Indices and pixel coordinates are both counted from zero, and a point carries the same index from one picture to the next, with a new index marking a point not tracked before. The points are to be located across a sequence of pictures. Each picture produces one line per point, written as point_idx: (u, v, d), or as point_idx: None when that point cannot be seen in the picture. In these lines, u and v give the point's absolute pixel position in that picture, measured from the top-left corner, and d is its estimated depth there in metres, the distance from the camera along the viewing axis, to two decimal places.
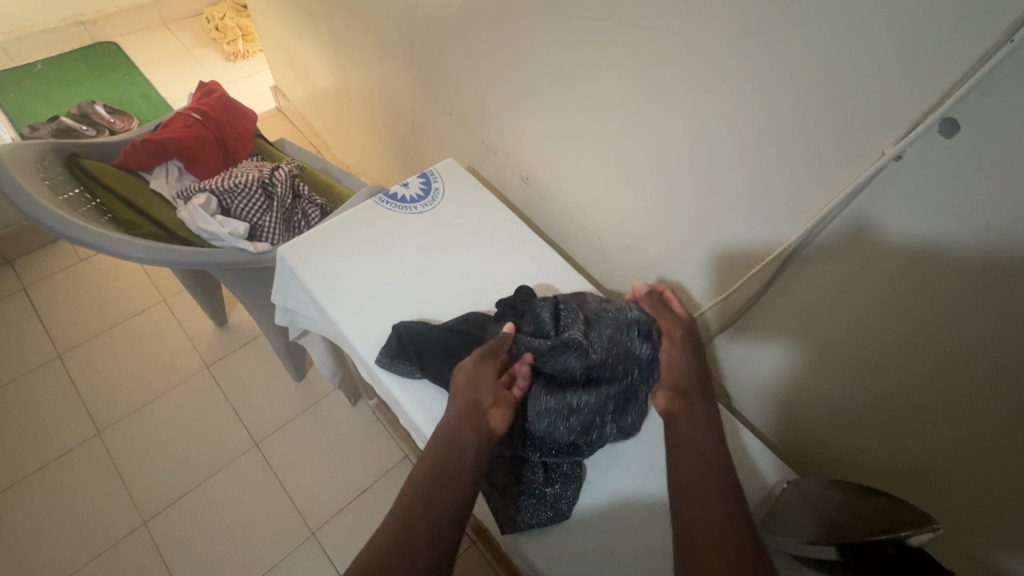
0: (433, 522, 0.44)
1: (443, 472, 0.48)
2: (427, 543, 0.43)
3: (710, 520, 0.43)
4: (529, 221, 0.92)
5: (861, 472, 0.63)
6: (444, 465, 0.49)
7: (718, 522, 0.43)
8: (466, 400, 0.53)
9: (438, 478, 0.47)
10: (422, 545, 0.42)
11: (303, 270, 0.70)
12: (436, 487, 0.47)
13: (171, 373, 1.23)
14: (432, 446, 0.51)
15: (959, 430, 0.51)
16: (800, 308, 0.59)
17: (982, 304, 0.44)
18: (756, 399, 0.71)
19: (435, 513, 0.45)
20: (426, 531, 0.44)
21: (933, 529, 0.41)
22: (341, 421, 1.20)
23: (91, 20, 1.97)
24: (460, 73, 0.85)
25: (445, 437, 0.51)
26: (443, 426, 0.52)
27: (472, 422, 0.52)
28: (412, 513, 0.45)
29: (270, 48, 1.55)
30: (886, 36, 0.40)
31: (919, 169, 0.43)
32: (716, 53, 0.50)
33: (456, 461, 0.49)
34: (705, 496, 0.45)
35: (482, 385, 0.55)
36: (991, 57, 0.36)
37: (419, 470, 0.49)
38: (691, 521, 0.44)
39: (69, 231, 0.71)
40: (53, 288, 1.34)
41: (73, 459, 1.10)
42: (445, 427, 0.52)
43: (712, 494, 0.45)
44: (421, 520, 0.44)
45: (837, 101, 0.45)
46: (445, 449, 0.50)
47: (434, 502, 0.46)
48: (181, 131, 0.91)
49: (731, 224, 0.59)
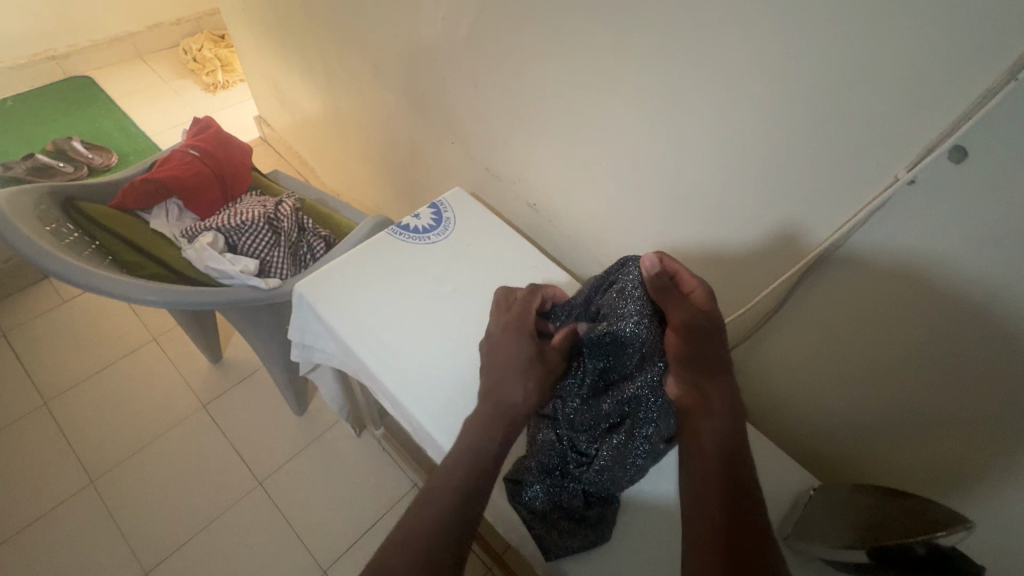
0: (464, 520, 0.45)
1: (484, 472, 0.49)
2: (457, 540, 0.44)
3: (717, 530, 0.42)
4: (535, 243, 0.94)
5: (879, 472, 0.66)
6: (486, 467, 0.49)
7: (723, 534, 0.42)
8: (530, 394, 0.53)
9: (476, 480, 0.48)
10: (452, 540, 0.44)
11: (323, 305, 0.69)
12: (473, 488, 0.47)
13: (166, 414, 1.19)
14: (472, 439, 0.51)
15: (981, 431, 0.54)
16: (818, 322, 0.61)
17: (997, 314, 0.47)
18: (774, 407, 0.74)
19: (469, 512, 0.46)
20: (457, 527, 0.45)
21: (967, 527, 0.42)
22: (346, 453, 1.18)
23: (64, 55, 1.93)
24: (464, 103, 0.87)
25: (491, 433, 0.51)
26: (491, 414, 0.52)
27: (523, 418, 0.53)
28: (449, 507, 0.46)
29: (256, 79, 1.55)
30: (892, 76, 0.42)
31: (931, 191, 0.45)
32: (726, 88, 0.53)
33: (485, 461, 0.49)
34: (711, 504, 0.44)
35: (543, 378, 0.54)
36: (995, 94, 0.39)
37: (458, 464, 0.49)
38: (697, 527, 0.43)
39: (77, 277, 0.70)
40: (35, 332, 1.28)
41: (65, 511, 1.05)
42: (494, 420, 0.52)
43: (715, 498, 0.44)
44: (455, 515, 0.45)
45: (849, 132, 0.47)
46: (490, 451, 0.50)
47: (464, 501, 0.46)
48: (179, 169, 0.90)
49: (744, 244, 0.62)
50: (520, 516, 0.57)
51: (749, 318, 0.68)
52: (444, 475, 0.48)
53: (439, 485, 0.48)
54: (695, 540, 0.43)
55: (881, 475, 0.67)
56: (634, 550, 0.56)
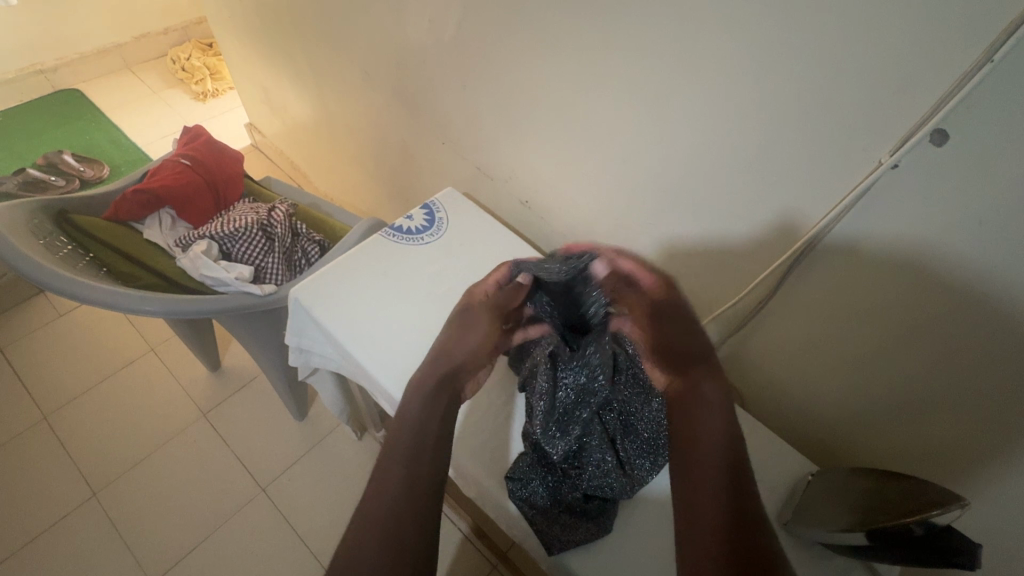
0: (412, 501, 0.46)
1: (421, 450, 0.50)
2: (423, 520, 0.45)
3: (709, 510, 0.44)
4: (528, 240, 0.95)
5: (879, 457, 0.67)
6: (418, 443, 0.50)
7: (714, 511, 0.44)
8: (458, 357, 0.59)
9: (414, 457, 0.49)
10: (408, 528, 0.44)
11: (319, 308, 0.70)
12: (411, 467, 0.48)
13: (166, 425, 1.19)
14: (406, 419, 0.53)
15: (978, 409, 0.54)
16: (814, 304, 0.61)
17: (987, 292, 0.47)
18: (769, 397, 0.76)
19: (420, 498, 0.46)
20: (406, 506, 0.45)
21: (960, 506, 0.42)
22: (348, 456, 1.18)
23: (52, 68, 1.93)
24: (452, 104, 0.87)
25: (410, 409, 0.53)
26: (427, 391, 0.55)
27: (451, 379, 0.57)
28: (397, 497, 0.46)
29: (245, 86, 1.55)
30: (871, 62, 0.43)
31: (914, 174, 0.46)
32: (710, 77, 0.53)
33: (428, 429, 0.51)
34: (707, 482, 0.46)
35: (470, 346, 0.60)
36: (973, 76, 0.39)
37: (406, 452, 0.49)
38: (692, 506, 0.45)
39: (69, 288, 0.71)
40: (33, 346, 1.29)
41: (69, 525, 1.05)
42: (429, 395, 0.55)
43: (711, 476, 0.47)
44: (404, 502, 0.46)
45: (834, 117, 0.47)
46: (421, 427, 0.51)
47: (412, 469, 0.48)
48: (171, 178, 0.90)
49: (734, 231, 0.62)
50: (521, 513, 0.57)
51: (744, 307, 0.68)
52: (384, 459, 0.50)
53: (381, 475, 0.48)
54: (691, 515, 0.45)
55: (878, 458, 0.67)
56: (634, 540, 0.57)
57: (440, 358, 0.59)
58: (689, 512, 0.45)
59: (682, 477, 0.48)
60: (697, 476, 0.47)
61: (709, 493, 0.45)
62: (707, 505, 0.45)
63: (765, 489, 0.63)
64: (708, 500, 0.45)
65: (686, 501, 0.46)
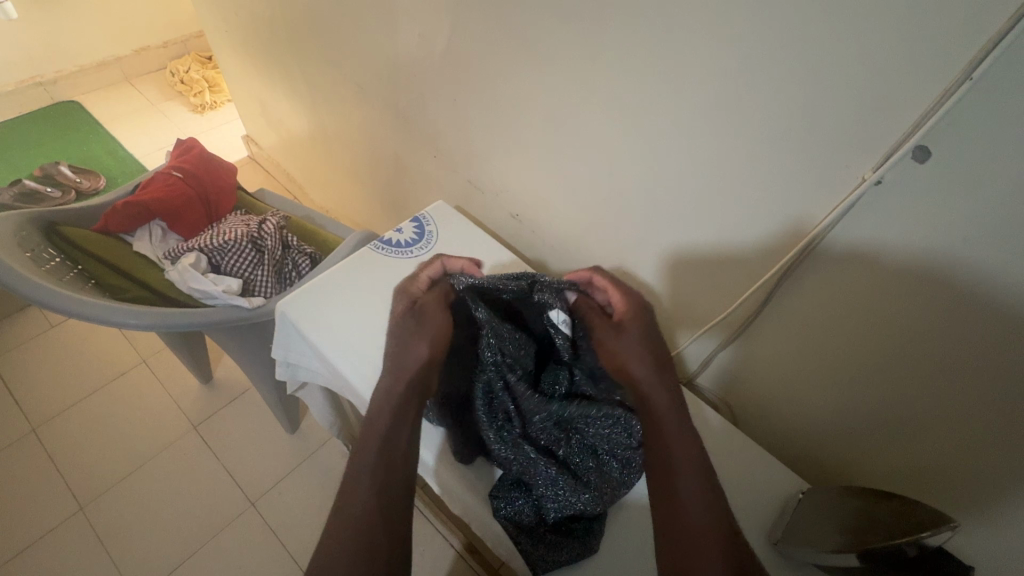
0: (385, 518, 0.44)
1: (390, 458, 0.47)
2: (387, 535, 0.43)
3: (698, 544, 0.42)
4: (519, 253, 0.94)
5: (870, 478, 0.66)
6: (389, 451, 0.47)
7: (704, 542, 0.42)
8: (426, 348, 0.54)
9: (383, 466, 0.46)
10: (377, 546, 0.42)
11: (305, 323, 0.69)
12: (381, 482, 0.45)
13: (156, 438, 1.18)
14: (371, 423, 0.50)
15: (970, 429, 0.53)
16: (804, 317, 0.60)
17: (976, 308, 0.47)
18: (758, 414, 0.75)
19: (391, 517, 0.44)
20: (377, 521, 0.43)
21: (950, 527, 0.41)
22: (339, 470, 1.17)
23: (51, 80, 1.95)
24: (444, 117, 0.87)
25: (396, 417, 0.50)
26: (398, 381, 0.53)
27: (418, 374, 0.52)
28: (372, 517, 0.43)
29: (242, 100, 1.57)
30: (852, 78, 0.43)
31: (900, 188, 0.46)
32: (693, 93, 0.53)
33: (397, 435, 0.49)
34: (688, 511, 0.43)
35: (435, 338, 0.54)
36: (954, 92, 0.39)
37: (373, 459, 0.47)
38: (673, 532, 0.43)
39: (53, 302, 0.70)
40: (24, 358, 1.28)
41: (55, 540, 1.04)
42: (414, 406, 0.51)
43: (690, 493, 0.44)
44: (379, 518, 0.43)
45: (816, 133, 0.48)
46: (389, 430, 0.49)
47: (381, 482, 0.45)
48: (161, 190, 0.90)
49: (722, 244, 0.62)
50: (505, 532, 0.56)
51: (735, 320, 0.67)
52: (354, 468, 0.47)
53: (349, 486, 0.46)
54: (675, 542, 0.43)
55: (866, 475, 0.66)
56: (622, 559, 0.56)
57: (407, 354, 0.54)
58: (673, 538, 0.43)
59: (660, 502, 0.45)
60: (671, 495, 0.45)
61: (695, 523, 0.43)
62: (696, 531, 0.42)
63: (757, 506, 0.62)
64: (694, 522, 0.43)
65: (673, 535, 0.43)
